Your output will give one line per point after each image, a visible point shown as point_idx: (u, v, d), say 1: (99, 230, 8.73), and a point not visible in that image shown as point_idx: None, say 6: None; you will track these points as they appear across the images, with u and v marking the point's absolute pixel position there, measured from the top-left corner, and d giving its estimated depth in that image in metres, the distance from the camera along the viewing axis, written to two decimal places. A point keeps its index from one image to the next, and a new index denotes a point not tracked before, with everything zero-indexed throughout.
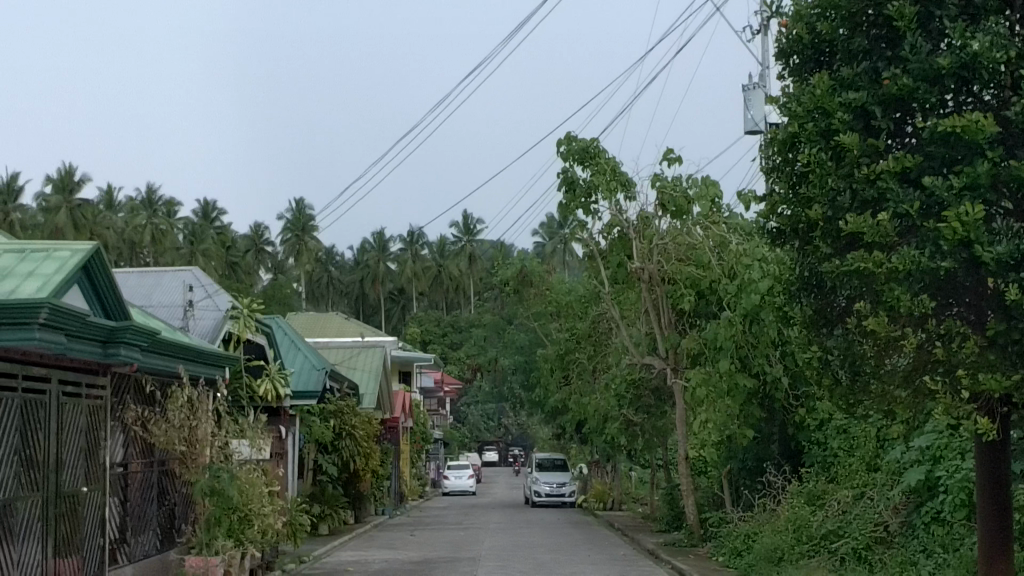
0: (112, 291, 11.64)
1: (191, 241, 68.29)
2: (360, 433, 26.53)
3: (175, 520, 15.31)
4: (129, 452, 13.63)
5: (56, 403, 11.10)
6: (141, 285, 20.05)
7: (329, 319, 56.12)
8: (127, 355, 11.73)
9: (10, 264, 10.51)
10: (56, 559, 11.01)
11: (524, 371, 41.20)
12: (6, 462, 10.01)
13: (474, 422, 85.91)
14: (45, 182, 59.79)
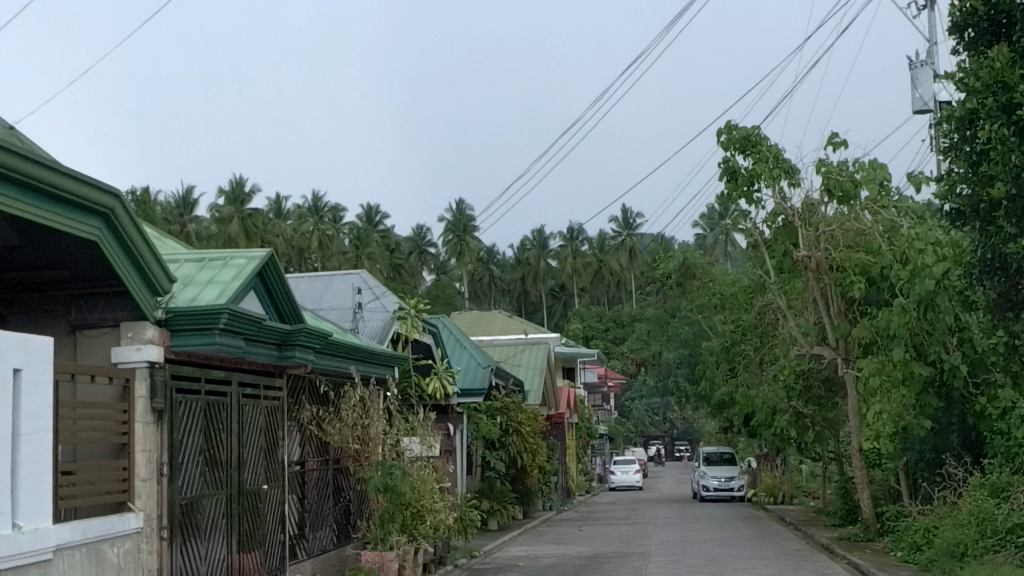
0: (287, 295, 12.02)
1: (357, 245, 70.09)
2: (527, 430, 26.74)
3: (351, 516, 15.71)
4: (306, 451, 14.04)
5: (236, 404, 11.53)
6: (313, 289, 20.68)
7: (492, 317, 56.75)
8: (302, 357, 12.09)
9: (192, 272, 11.00)
10: (240, 555, 11.44)
11: (690, 365, 40.70)
12: (191, 462, 10.48)
13: (639, 416, 85.62)
14: (217, 194, 62.14)
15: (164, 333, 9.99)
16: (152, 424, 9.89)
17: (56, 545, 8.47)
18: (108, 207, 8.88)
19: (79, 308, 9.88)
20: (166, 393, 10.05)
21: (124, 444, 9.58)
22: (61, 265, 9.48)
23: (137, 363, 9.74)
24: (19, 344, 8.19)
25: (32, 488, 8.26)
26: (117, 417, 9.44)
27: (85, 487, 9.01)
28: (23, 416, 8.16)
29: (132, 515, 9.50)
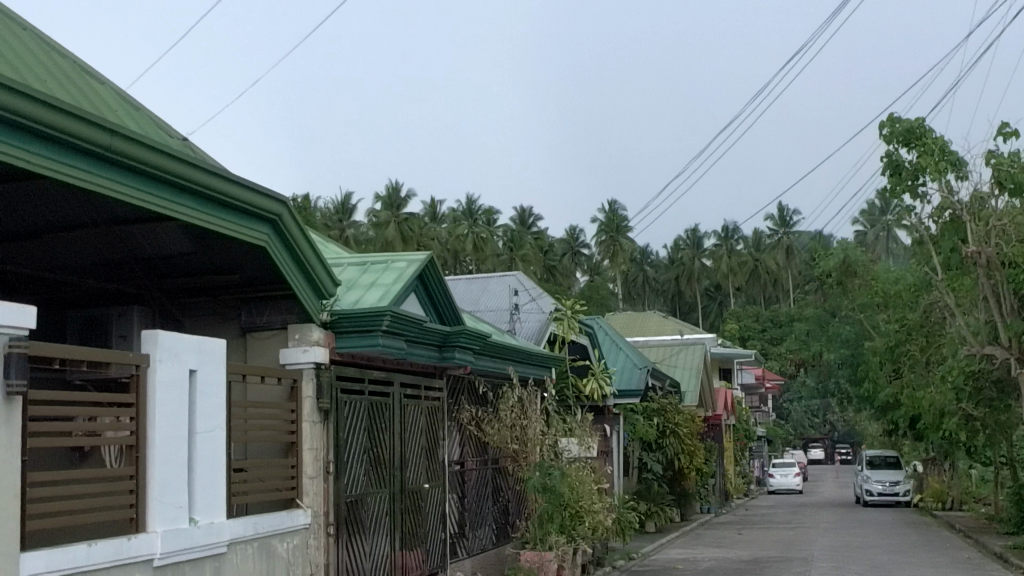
0: (446, 297, 12.21)
1: (511, 247, 70.65)
2: (684, 432, 26.46)
3: (510, 516, 15.83)
4: (466, 451, 14.21)
5: (399, 404, 11.77)
6: (471, 291, 20.98)
7: (646, 317, 56.45)
8: (462, 357, 12.28)
9: (355, 276, 11.29)
10: (402, 551, 11.67)
11: (852, 366, 39.57)
12: (356, 460, 10.75)
13: (798, 418, 83.80)
14: (374, 200, 63.54)
15: (329, 335, 10.28)
16: (319, 424, 10.17)
17: (230, 539, 8.82)
18: (276, 213, 9.19)
19: (248, 312, 10.26)
20: (332, 393, 10.32)
21: (293, 442, 9.88)
22: (231, 271, 9.87)
23: (303, 365, 9.99)
24: (195, 346, 8.56)
25: (207, 485, 8.64)
26: (286, 417, 9.75)
27: (255, 484, 9.34)
28: (198, 415, 8.56)
29: (300, 511, 9.80)
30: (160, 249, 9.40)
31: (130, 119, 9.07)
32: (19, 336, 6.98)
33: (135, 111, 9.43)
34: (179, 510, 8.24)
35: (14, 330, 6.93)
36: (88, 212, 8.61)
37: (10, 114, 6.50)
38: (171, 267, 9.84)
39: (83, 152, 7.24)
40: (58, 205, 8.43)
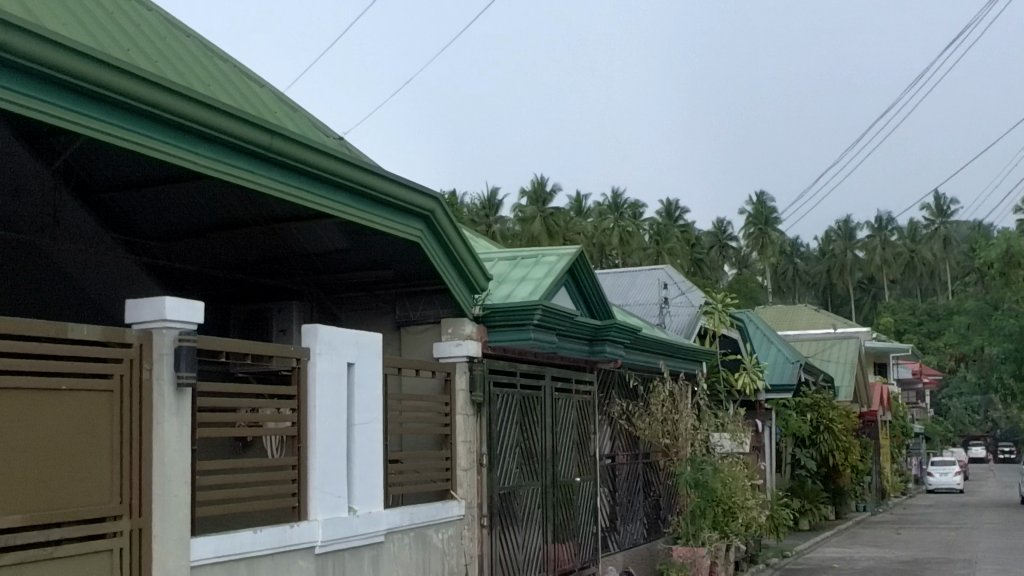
0: (596, 291, 12.22)
1: (657, 241, 70.16)
2: (838, 428, 25.82)
3: (661, 511, 15.73)
4: (617, 445, 14.15)
5: (551, 397, 11.80)
6: (619, 284, 20.95)
7: (797, 310, 55.32)
8: (613, 351, 12.28)
9: (506, 270, 11.39)
10: (554, 544, 11.71)
11: (1016, 360, 38.00)
12: (509, 453, 10.84)
13: (958, 415, 80.82)
14: (520, 195, 63.91)
15: (481, 329, 10.42)
16: (472, 417, 10.30)
17: (388, 528, 9.00)
18: (430, 209, 9.35)
19: (402, 306, 10.43)
20: (485, 386, 10.43)
21: (447, 435, 10.04)
22: (384, 266, 10.07)
23: (456, 358, 10.14)
24: (352, 340, 8.77)
25: (365, 475, 8.85)
26: (439, 409, 9.91)
27: (411, 475, 9.52)
28: (356, 408, 8.77)
29: (454, 502, 9.95)
30: (316, 246, 9.67)
31: (289, 120, 9.34)
32: (187, 330, 7.29)
33: (293, 112, 9.70)
34: (339, 499, 8.47)
35: (183, 325, 7.25)
36: (248, 211, 8.94)
37: (167, 116, 6.80)
38: (328, 262, 10.12)
39: (242, 152, 7.50)
40: (221, 205, 8.77)
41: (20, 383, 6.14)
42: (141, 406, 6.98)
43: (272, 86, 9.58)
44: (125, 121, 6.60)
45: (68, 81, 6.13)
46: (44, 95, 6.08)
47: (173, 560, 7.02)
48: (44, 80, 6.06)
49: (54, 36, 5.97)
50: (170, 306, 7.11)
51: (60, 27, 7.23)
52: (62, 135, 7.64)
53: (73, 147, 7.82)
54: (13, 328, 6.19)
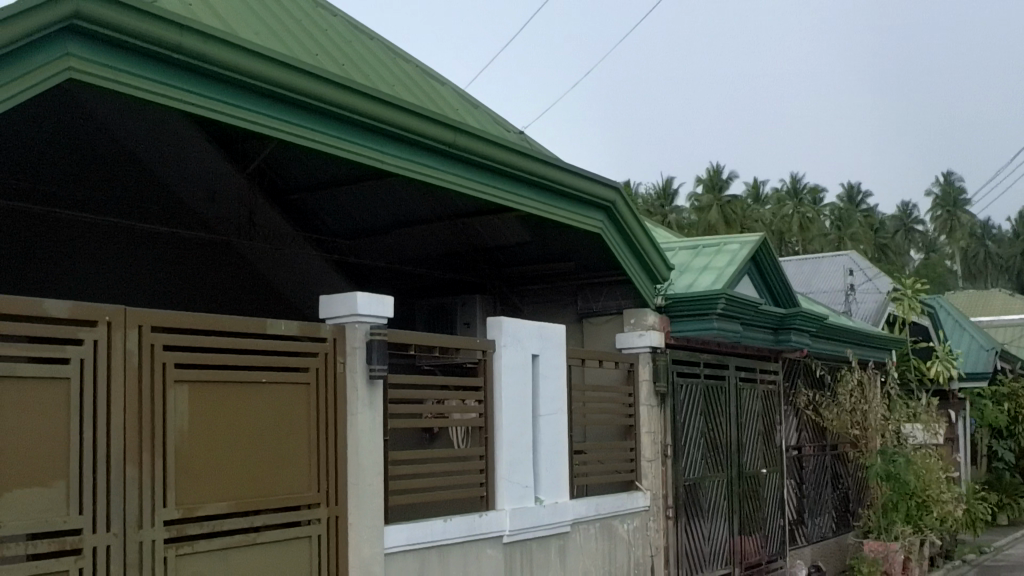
0: (781, 279, 11.98)
1: (839, 227, 68.20)
2: None
3: (850, 503, 15.31)
4: (804, 436, 13.84)
5: (735, 387, 11.62)
6: (802, 273, 20.52)
7: (990, 296, 52.89)
8: (799, 341, 12.01)
9: (687, 260, 11.29)
10: (741, 536, 11.54)
11: None
12: (694, 444, 10.74)
13: None
14: (696, 183, 63.18)
15: (663, 319, 10.36)
16: (656, 408, 10.25)
17: (574, 519, 9.06)
18: (611, 200, 9.34)
19: (584, 297, 10.45)
20: (669, 377, 10.36)
21: (631, 425, 10.02)
22: (566, 258, 10.11)
23: (639, 349, 10.07)
24: (537, 332, 8.84)
25: (551, 465, 8.91)
26: (623, 400, 9.89)
27: (595, 466, 9.55)
28: (541, 399, 8.84)
29: (639, 493, 9.93)
30: (499, 240, 9.80)
31: (470, 116, 9.47)
32: (378, 324, 7.48)
33: (474, 108, 9.83)
34: (526, 489, 8.56)
35: (374, 319, 7.45)
36: (432, 208, 9.11)
37: (355, 117, 7.00)
38: (510, 255, 10.23)
39: (426, 149, 7.66)
40: (405, 202, 9.00)
41: (222, 377, 6.46)
42: (336, 399, 7.22)
43: (453, 83, 9.73)
44: (313, 122, 6.82)
45: (260, 86, 6.38)
46: (238, 100, 6.35)
47: (369, 547, 7.23)
48: (237, 86, 6.32)
49: (245, 44, 6.23)
50: (362, 301, 7.32)
51: (253, 35, 7.50)
52: (256, 140, 7.99)
53: (264, 150, 8.14)
54: (215, 325, 6.51)
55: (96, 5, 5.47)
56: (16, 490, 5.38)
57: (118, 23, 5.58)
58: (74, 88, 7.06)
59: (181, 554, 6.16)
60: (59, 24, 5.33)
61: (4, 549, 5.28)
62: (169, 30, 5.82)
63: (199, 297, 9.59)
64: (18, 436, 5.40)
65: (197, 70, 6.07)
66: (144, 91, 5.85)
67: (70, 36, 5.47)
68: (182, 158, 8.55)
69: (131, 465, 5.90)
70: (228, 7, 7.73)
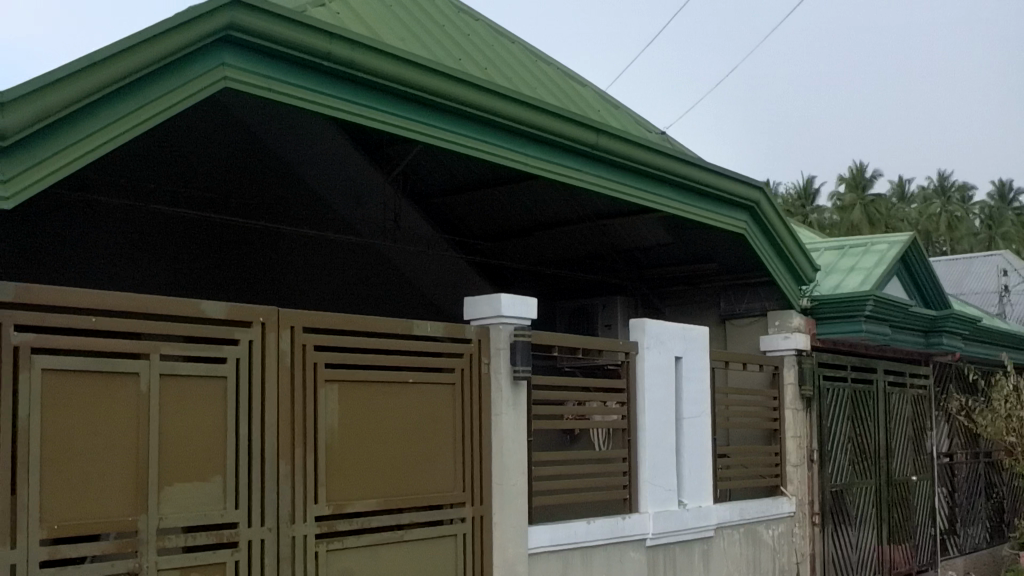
0: (931, 280, 11.61)
1: (989, 226, 65.77)
2: None
3: (1005, 514, 14.74)
4: (956, 443, 13.37)
5: (884, 392, 11.30)
6: (953, 274, 19.88)
7: None
8: (951, 344, 11.62)
9: (834, 260, 11.04)
10: (890, 545, 11.22)
11: None
12: (841, 449, 10.49)
13: None
14: (838, 182, 61.73)
15: (809, 321, 10.14)
16: (802, 412, 10.06)
17: (718, 523, 8.95)
18: (755, 200, 9.19)
19: (727, 299, 10.31)
20: (815, 380, 10.14)
21: (776, 430, 9.86)
22: (709, 259, 10.00)
23: (784, 351, 9.92)
24: (680, 333, 8.77)
25: (694, 468, 8.82)
26: (767, 403, 9.73)
27: (739, 471, 9.42)
28: (685, 402, 8.75)
29: (784, 499, 9.75)
30: (640, 241, 9.75)
31: (611, 118, 9.43)
32: (523, 325, 7.51)
33: (616, 110, 9.80)
34: (669, 492, 8.50)
35: (519, 320, 7.47)
36: (573, 209, 9.11)
37: (499, 120, 7.05)
38: (651, 257, 10.17)
39: (569, 151, 7.67)
40: (546, 204, 9.02)
41: (371, 377, 6.58)
42: (480, 399, 7.29)
43: (594, 85, 9.71)
44: (458, 126, 6.90)
45: (407, 91, 6.48)
46: (385, 105, 6.47)
47: (513, 547, 7.27)
48: (385, 91, 6.44)
49: (393, 50, 6.34)
50: (506, 303, 7.36)
51: (399, 41, 7.62)
52: (400, 144, 8.12)
53: (408, 154, 8.28)
54: (363, 325, 6.65)
55: (251, 15, 5.65)
56: (177, 484, 5.58)
57: (273, 32, 5.74)
58: (228, 96, 7.30)
59: (332, 549, 6.31)
60: (215, 35, 5.52)
61: (167, 540, 5.50)
62: (321, 38, 5.96)
63: (336, 295, 9.92)
64: (178, 431, 5.61)
65: (347, 76, 6.20)
66: (296, 98, 6.01)
67: (226, 46, 5.67)
68: (329, 163, 8.74)
69: (283, 462, 6.06)
70: (375, 14, 7.86)
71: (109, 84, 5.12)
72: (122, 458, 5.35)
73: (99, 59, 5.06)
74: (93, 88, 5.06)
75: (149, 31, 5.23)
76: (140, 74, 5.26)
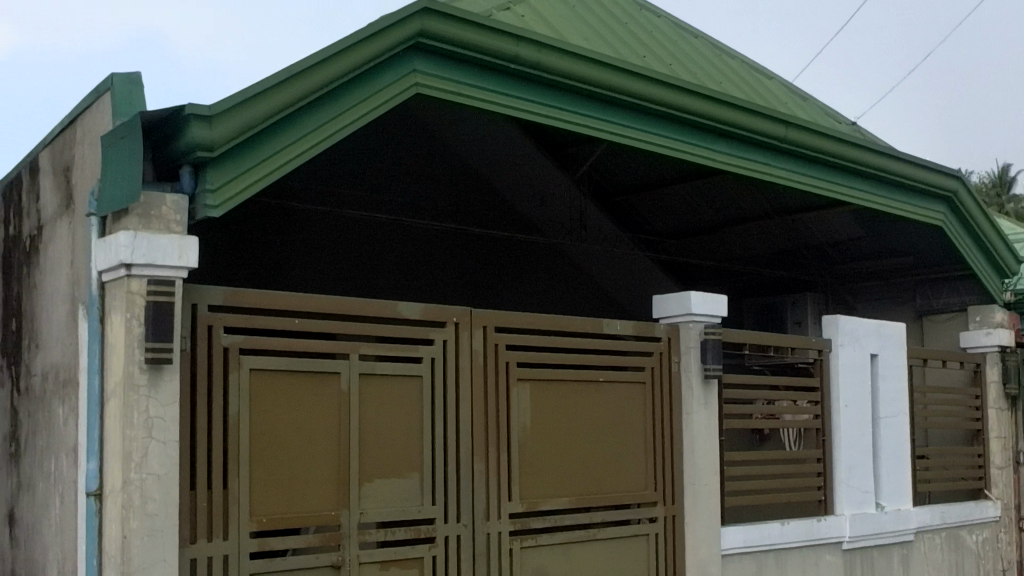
0: None
1: None
2: None
3: None
4: None
5: None
6: None
7: None
8: None
9: None
10: None
11: None
12: None
13: None
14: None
15: (1013, 316, 9.67)
16: (1006, 411, 9.61)
17: (918, 527, 8.64)
18: (953, 190, 8.80)
19: (923, 294, 9.91)
20: (1020, 379, 9.68)
21: (978, 430, 9.45)
22: (903, 253, 9.65)
23: (987, 348, 9.49)
24: (875, 330, 8.49)
25: (893, 469, 8.53)
26: (968, 402, 9.32)
27: (939, 472, 9.07)
28: (881, 401, 8.48)
29: (988, 503, 9.33)
30: (830, 236, 9.49)
31: (800, 110, 9.21)
32: (713, 323, 7.39)
33: (804, 101, 9.57)
34: (866, 494, 8.25)
35: (708, 318, 7.36)
36: (761, 205, 8.93)
37: (685, 116, 6.96)
38: (842, 251, 9.88)
39: (758, 145, 7.53)
40: (733, 201, 8.87)
41: (562, 375, 6.62)
42: (671, 398, 7.23)
43: (781, 77, 9.51)
44: (643, 123, 6.86)
45: (591, 90, 6.48)
46: (571, 105, 6.49)
47: (706, 548, 7.18)
48: (570, 91, 6.46)
49: (578, 49, 6.34)
50: (695, 301, 7.27)
51: (582, 40, 7.63)
52: (584, 144, 8.13)
53: (592, 154, 8.28)
54: (553, 325, 6.69)
55: (439, 22, 5.75)
56: (378, 480, 5.74)
57: (461, 38, 5.83)
58: (416, 102, 7.45)
59: (525, 547, 6.37)
60: (406, 42, 5.64)
61: (368, 534, 5.66)
62: (507, 41, 6.02)
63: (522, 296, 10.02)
64: (377, 430, 5.76)
65: (532, 77, 6.24)
66: (485, 101, 6.09)
67: (416, 53, 5.79)
68: (515, 165, 8.83)
69: (478, 459, 6.15)
70: (558, 14, 7.90)
71: (305, 95, 5.30)
72: (325, 454, 5.53)
73: (298, 71, 5.24)
74: (293, 99, 5.25)
75: (344, 41, 5.38)
76: (337, 83, 5.42)
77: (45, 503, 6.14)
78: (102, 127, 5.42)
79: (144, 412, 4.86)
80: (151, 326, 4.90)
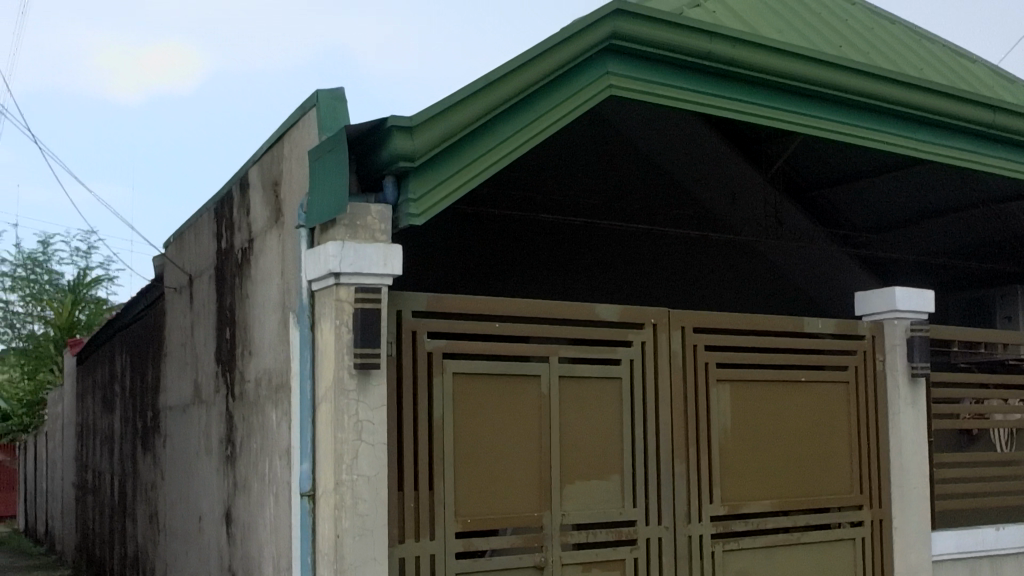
0: None
1: None
2: None
3: None
4: None
5: None
6: None
7: None
8: None
9: None
10: None
11: None
12: None
13: None
14: None
15: None
16: None
17: None
18: None
19: None
20: None
21: None
22: None
23: None
24: None
25: None
26: None
27: None
28: None
29: None
30: None
31: (1007, 93, 8.80)
32: (921, 320, 7.12)
33: (1010, 84, 9.15)
34: None
35: (915, 315, 7.09)
36: (966, 196, 8.58)
37: (885, 105, 6.75)
38: None
39: (964, 131, 7.24)
40: (935, 192, 8.55)
41: (763, 376, 6.52)
42: (876, 397, 7.01)
43: (984, 60, 9.12)
44: (840, 115, 6.69)
45: (786, 84, 6.35)
46: (766, 100, 6.38)
47: (915, 552, 6.94)
48: (764, 86, 6.35)
49: (774, 42, 6.23)
50: (901, 296, 7.01)
51: (774, 33, 7.49)
52: (777, 139, 7.99)
53: (784, 149, 8.12)
54: (752, 325, 6.59)
55: (633, 23, 5.74)
56: (579, 481, 5.78)
57: (654, 37, 5.80)
58: (606, 104, 7.46)
59: (728, 549, 6.30)
60: (601, 44, 5.66)
61: (569, 535, 5.69)
62: (702, 38, 5.96)
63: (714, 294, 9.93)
64: (578, 432, 5.80)
65: (726, 73, 6.17)
66: (678, 99, 6.05)
67: (609, 55, 5.80)
68: (705, 163, 8.75)
69: (679, 461, 6.12)
70: (749, 8, 7.78)
71: (503, 102, 5.38)
72: (526, 456, 5.61)
73: (496, 78, 5.32)
74: (491, 105, 5.33)
75: (541, 46, 5.43)
76: (534, 88, 5.48)
77: (260, 503, 6.42)
78: (309, 142, 5.63)
79: (353, 415, 5.02)
80: (360, 332, 5.06)
